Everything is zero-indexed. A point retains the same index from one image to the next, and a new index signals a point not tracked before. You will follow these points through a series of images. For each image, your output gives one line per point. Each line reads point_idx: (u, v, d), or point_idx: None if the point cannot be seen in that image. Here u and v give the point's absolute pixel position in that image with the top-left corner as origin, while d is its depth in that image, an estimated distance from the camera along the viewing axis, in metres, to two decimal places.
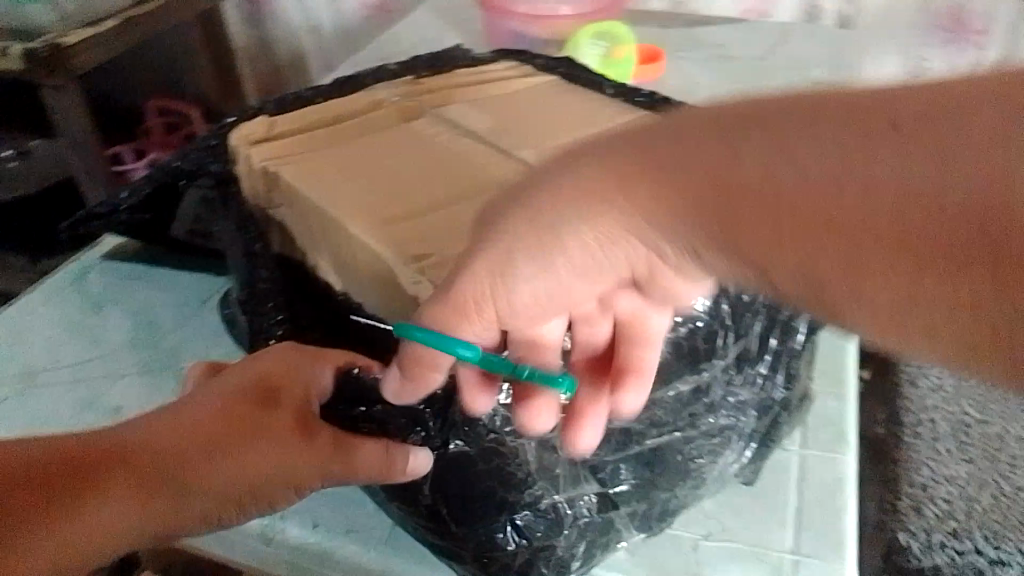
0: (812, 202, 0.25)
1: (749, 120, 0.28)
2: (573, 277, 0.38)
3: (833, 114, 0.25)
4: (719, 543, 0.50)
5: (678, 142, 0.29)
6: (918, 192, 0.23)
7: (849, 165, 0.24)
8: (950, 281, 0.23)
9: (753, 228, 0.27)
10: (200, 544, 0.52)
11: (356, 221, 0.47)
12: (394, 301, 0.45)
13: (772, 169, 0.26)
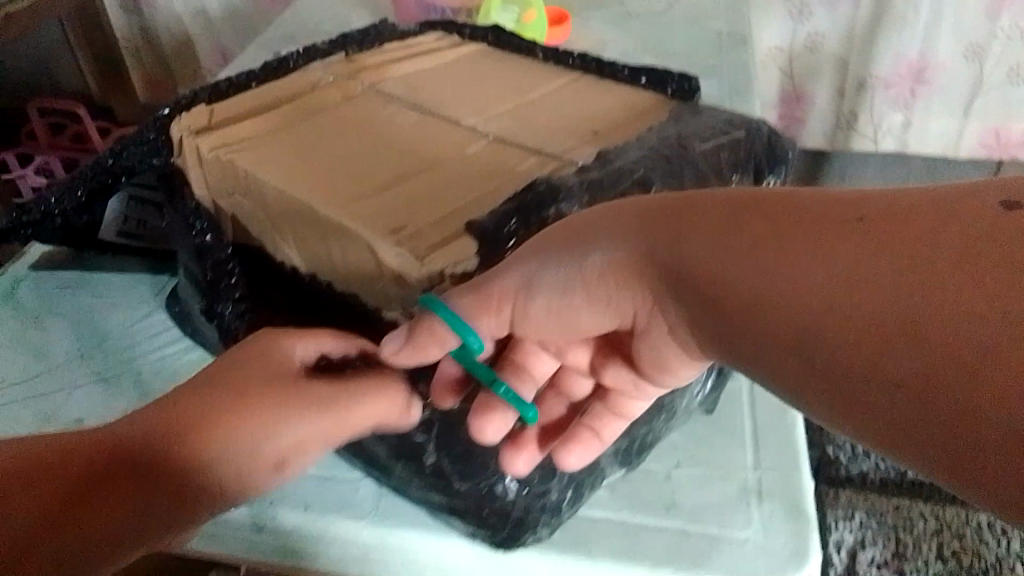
0: (818, 283, 0.32)
1: (735, 211, 0.36)
2: (577, 306, 0.43)
3: (865, 229, 0.32)
4: (689, 469, 0.54)
5: (722, 232, 0.36)
6: (850, 269, 0.31)
7: (859, 262, 0.31)
8: (907, 380, 0.29)
9: (755, 294, 0.35)
10: (194, 542, 0.52)
11: (324, 200, 0.48)
12: (369, 274, 0.47)
13: (796, 258, 0.33)
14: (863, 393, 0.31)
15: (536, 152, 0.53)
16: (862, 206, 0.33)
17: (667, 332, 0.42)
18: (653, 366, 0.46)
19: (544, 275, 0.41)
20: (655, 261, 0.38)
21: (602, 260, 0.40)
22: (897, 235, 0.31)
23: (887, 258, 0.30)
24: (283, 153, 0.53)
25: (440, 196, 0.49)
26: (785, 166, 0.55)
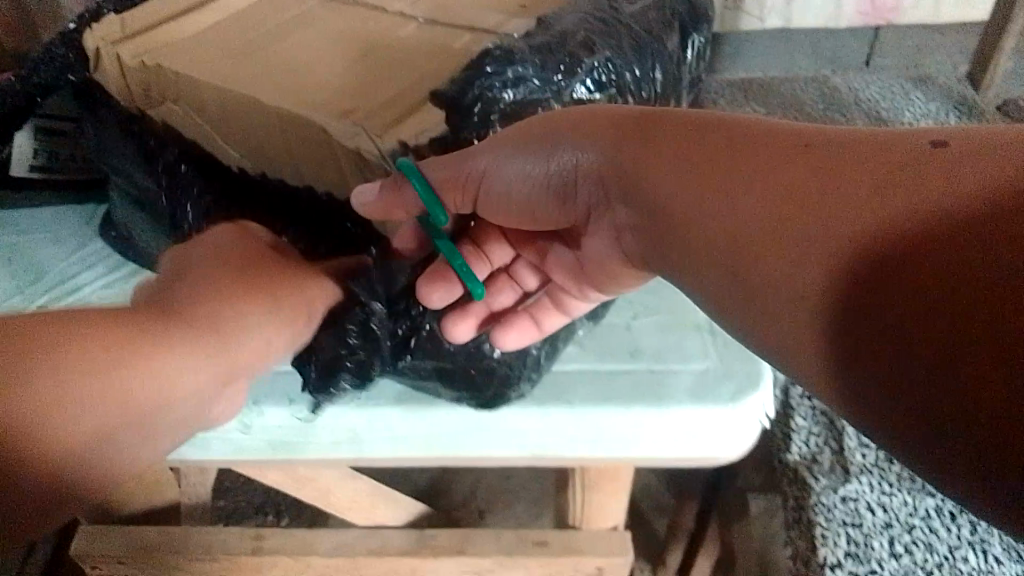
0: (777, 198, 0.34)
1: (688, 132, 0.39)
2: (536, 193, 0.46)
3: (838, 163, 0.33)
4: (647, 318, 0.57)
5: (702, 150, 0.38)
6: (772, 184, 0.35)
7: (822, 185, 0.33)
8: (860, 301, 0.30)
9: (711, 199, 0.37)
10: (176, 454, 0.52)
11: (261, 90, 0.49)
12: (319, 156, 0.48)
13: (760, 174, 0.35)
14: (766, 295, 0.35)
15: (470, 30, 0.54)
16: (809, 133, 0.35)
17: (611, 234, 0.46)
18: (596, 268, 0.50)
19: (509, 159, 0.43)
20: (616, 173, 0.41)
21: (568, 160, 0.43)
22: (827, 157, 0.33)
23: (808, 174, 0.34)
24: (214, 54, 0.53)
25: (384, 77, 0.50)
26: (706, 25, 0.59)
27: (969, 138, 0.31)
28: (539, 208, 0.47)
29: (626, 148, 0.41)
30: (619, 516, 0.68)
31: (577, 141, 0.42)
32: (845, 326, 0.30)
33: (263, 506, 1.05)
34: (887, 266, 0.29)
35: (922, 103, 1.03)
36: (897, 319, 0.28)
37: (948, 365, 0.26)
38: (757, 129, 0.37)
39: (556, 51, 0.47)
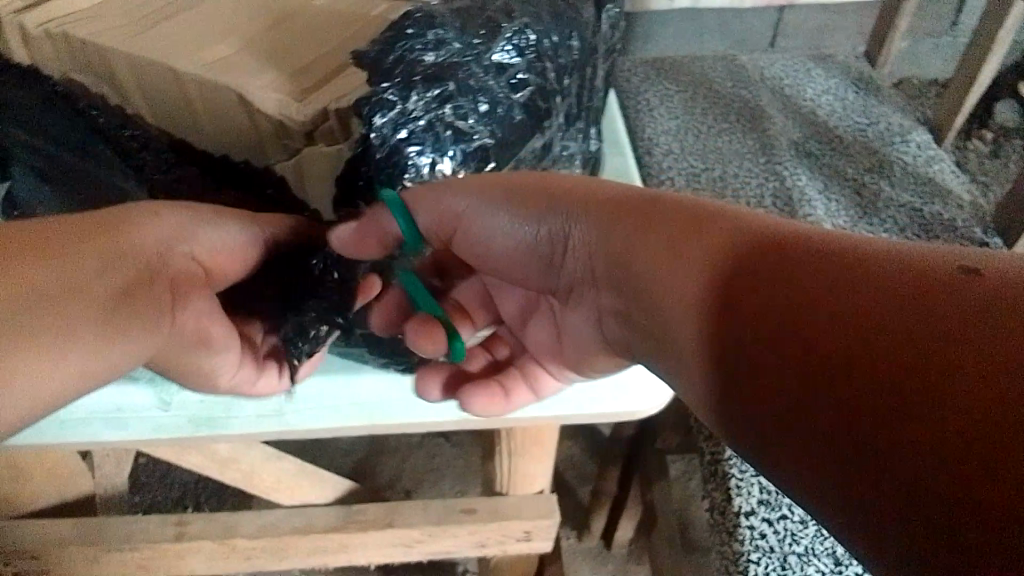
0: (770, 293, 0.32)
1: (677, 218, 0.39)
2: (522, 254, 0.46)
3: (838, 267, 0.30)
4: None
5: (691, 226, 0.38)
6: (752, 265, 0.34)
7: (817, 286, 0.30)
8: (853, 417, 0.26)
9: (706, 287, 0.35)
10: (87, 434, 0.50)
11: (172, 55, 0.48)
12: (234, 120, 0.48)
13: (755, 268, 0.33)
14: (758, 400, 0.32)
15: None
16: (819, 237, 0.33)
17: (594, 313, 0.46)
18: (574, 341, 0.50)
19: (497, 216, 0.45)
20: (603, 247, 0.42)
21: (557, 228, 0.43)
22: (833, 263, 0.30)
23: (788, 268, 0.32)
24: (122, 21, 0.52)
25: (301, 44, 0.50)
26: None
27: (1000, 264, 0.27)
28: (525, 270, 0.48)
29: (614, 226, 0.41)
30: (545, 481, 0.69)
31: (570, 209, 0.43)
32: (837, 444, 0.27)
33: (181, 498, 1.02)
34: (853, 379, 0.27)
35: (823, 79, 1.08)
36: (864, 438, 0.26)
37: (942, 507, 0.23)
38: (764, 228, 0.35)
39: (473, 17, 0.48)
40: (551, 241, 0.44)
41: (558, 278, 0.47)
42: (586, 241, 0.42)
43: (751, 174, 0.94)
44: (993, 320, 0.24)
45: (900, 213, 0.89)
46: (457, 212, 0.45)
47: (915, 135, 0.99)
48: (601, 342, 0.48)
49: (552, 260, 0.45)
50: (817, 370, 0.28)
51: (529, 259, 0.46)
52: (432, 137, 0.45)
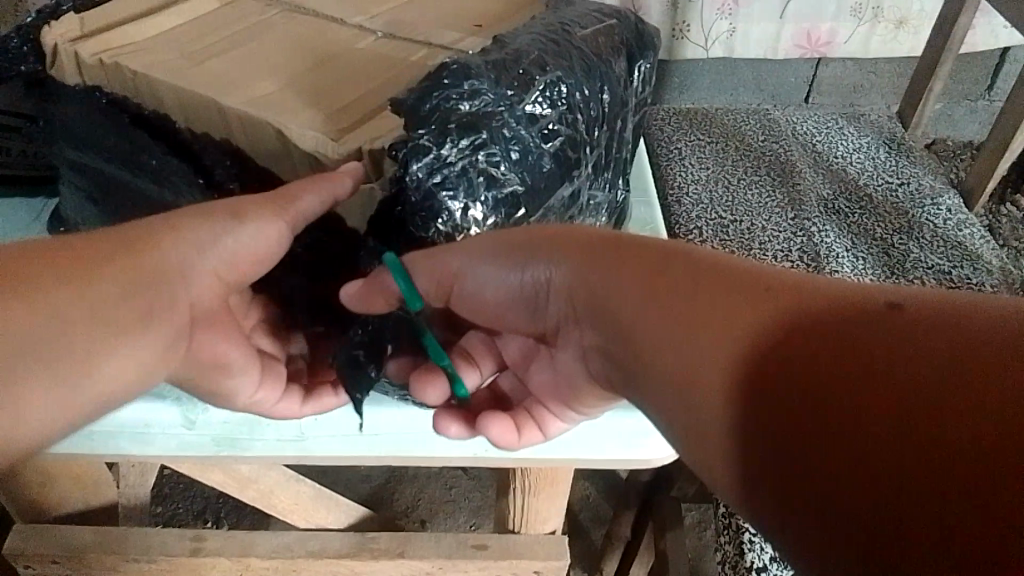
0: (754, 339, 0.34)
1: (659, 265, 0.40)
2: (513, 299, 0.47)
3: (807, 316, 0.33)
4: None
5: (667, 267, 0.39)
6: (730, 309, 0.35)
7: (795, 330, 0.33)
8: (849, 464, 0.28)
9: (681, 330, 0.37)
10: (115, 444, 0.52)
11: (219, 91, 0.51)
12: (273, 155, 0.50)
13: (731, 312, 0.35)
14: (745, 442, 0.33)
15: (423, 45, 0.57)
16: (776, 282, 0.36)
17: (581, 352, 0.47)
18: (567, 377, 0.50)
19: (485, 265, 0.45)
20: (592, 294, 0.42)
21: (544, 275, 0.44)
22: (800, 311, 0.33)
23: (770, 324, 0.34)
24: (175, 56, 0.55)
25: (342, 86, 0.52)
26: (653, 51, 0.62)
27: (920, 307, 0.31)
28: (515, 312, 0.48)
29: (603, 274, 0.42)
30: (557, 521, 0.70)
31: (554, 257, 0.44)
32: (834, 492, 0.28)
33: (202, 512, 1.04)
34: (861, 436, 0.28)
35: (856, 138, 1.09)
36: (885, 503, 0.27)
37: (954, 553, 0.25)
38: (724, 272, 0.37)
39: (508, 68, 0.49)
40: (538, 287, 0.45)
41: (547, 316, 0.47)
42: (569, 286, 0.44)
43: (779, 228, 0.95)
44: (971, 372, 0.27)
45: (927, 275, 0.88)
46: (453, 268, 0.45)
47: (945, 198, 0.99)
48: (587, 377, 0.48)
49: (538, 301, 0.46)
50: (825, 436, 0.29)
51: (519, 303, 0.47)
52: (465, 184, 0.46)
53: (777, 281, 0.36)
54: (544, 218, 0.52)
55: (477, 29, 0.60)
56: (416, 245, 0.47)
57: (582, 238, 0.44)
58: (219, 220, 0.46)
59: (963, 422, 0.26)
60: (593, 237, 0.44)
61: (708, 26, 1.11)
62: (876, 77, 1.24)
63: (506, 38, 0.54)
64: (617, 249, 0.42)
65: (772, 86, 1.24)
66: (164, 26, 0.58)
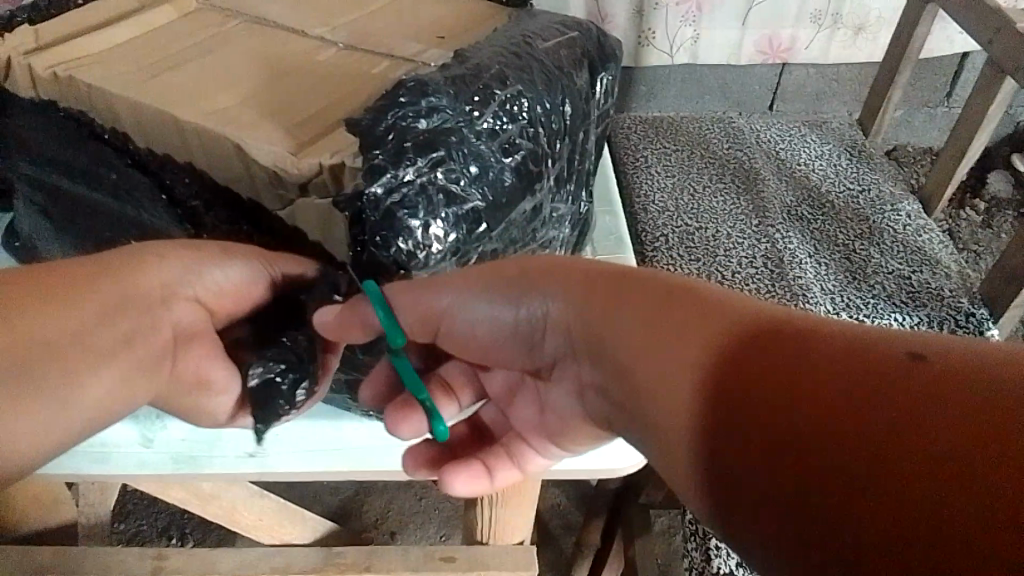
0: (754, 374, 0.31)
1: (652, 294, 0.37)
2: (506, 337, 0.44)
3: (813, 350, 0.30)
4: None
5: (650, 297, 0.37)
6: (719, 343, 0.33)
7: (797, 366, 0.30)
8: (868, 520, 0.26)
9: (671, 365, 0.34)
10: (70, 467, 0.50)
11: (175, 104, 0.50)
12: (231, 171, 0.50)
13: (724, 346, 0.33)
14: (745, 491, 0.30)
15: (383, 57, 0.57)
16: (772, 317, 0.33)
17: (575, 390, 0.44)
18: (558, 416, 0.47)
19: (478, 303, 0.43)
20: (586, 331, 0.39)
21: (536, 309, 0.42)
22: (805, 347, 0.31)
23: (764, 355, 0.31)
24: (131, 69, 0.54)
25: (302, 99, 0.52)
26: (615, 63, 0.62)
27: (932, 345, 0.28)
28: (506, 351, 0.46)
29: (595, 308, 0.39)
30: (526, 531, 0.70)
31: (546, 290, 0.41)
32: (846, 549, 0.26)
33: (167, 528, 1.02)
34: (873, 484, 0.26)
35: (818, 145, 1.10)
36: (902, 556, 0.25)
37: None
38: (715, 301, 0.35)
39: (468, 84, 0.50)
40: (531, 323, 0.42)
41: (540, 356, 0.45)
42: (549, 315, 0.41)
43: (743, 235, 0.96)
44: (988, 413, 0.25)
45: (888, 280, 0.90)
46: (443, 304, 0.44)
47: (904, 204, 1.01)
48: (580, 415, 0.45)
49: (530, 338, 0.44)
50: (834, 484, 0.27)
51: (513, 341, 0.44)
52: (424, 202, 0.46)
53: (771, 314, 0.33)
54: (506, 232, 0.52)
55: (439, 40, 0.60)
56: (377, 268, 0.46)
57: (560, 264, 0.41)
58: (212, 257, 0.48)
59: (969, 456, 0.24)
60: (571, 263, 0.41)
61: (671, 33, 1.12)
62: (838, 85, 1.26)
63: (467, 52, 0.54)
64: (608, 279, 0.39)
65: (736, 94, 1.26)
66: (120, 38, 0.58)
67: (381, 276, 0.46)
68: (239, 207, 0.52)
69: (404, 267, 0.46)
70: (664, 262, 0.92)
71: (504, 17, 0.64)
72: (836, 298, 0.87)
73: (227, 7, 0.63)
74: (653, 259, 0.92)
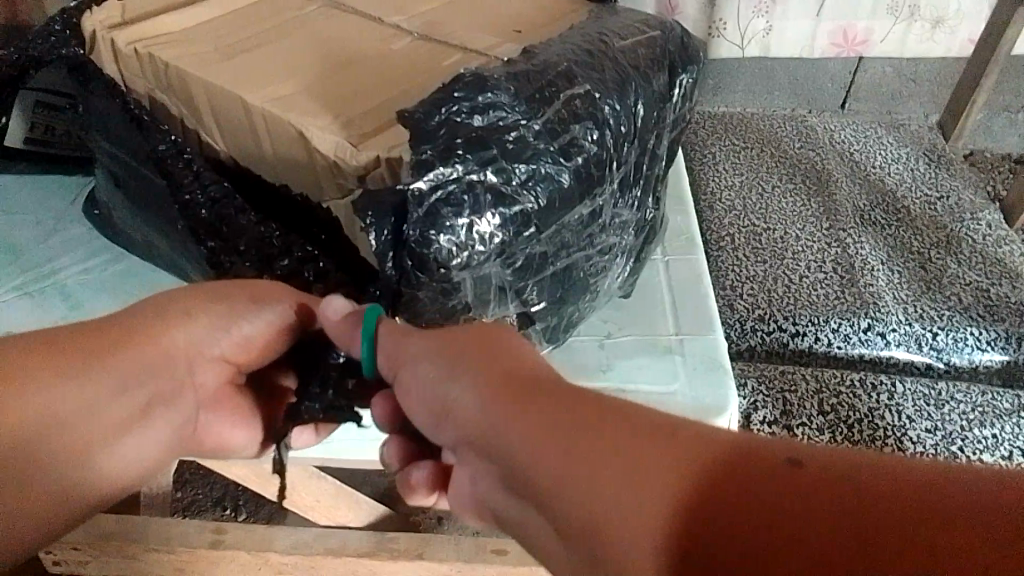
0: (734, 493, 0.29)
1: (576, 398, 0.36)
2: (425, 407, 0.42)
3: (788, 473, 0.29)
4: (618, 339, 0.61)
5: (578, 399, 0.36)
6: (694, 466, 0.31)
7: (785, 490, 0.29)
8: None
9: (613, 442, 0.33)
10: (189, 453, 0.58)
11: (243, 90, 0.50)
12: (292, 159, 0.50)
13: (672, 449, 0.32)
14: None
15: (459, 45, 0.57)
16: (734, 444, 0.32)
17: (473, 478, 0.41)
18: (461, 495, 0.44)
19: (416, 362, 0.42)
20: (496, 428, 0.38)
21: (456, 393, 0.40)
22: (779, 477, 0.29)
23: (733, 491, 0.30)
24: (207, 49, 0.55)
25: (369, 89, 0.52)
26: (695, 65, 0.61)
27: (895, 471, 0.28)
28: (421, 418, 0.43)
29: (512, 409, 0.37)
30: None
31: (475, 372, 0.40)
32: None
33: (222, 498, 1.04)
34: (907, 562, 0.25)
35: (895, 148, 1.06)
36: None
37: None
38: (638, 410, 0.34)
39: (537, 86, 0.49)
40: (450, 397, 0.40)
41: (446, 434, 0.42)
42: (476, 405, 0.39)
43: (812, 238, 0.93)
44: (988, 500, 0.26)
45: (964, 292, 0.87)
46: (398, 348, 0.43)
47: (984, 214, 0.97)
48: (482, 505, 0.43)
49: (444, 416, 0.41)
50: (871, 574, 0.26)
51: (429, 411, 0.42)
52: (471, 200, 0.44)
53: (694, 436, 0.32)
54: (558, 235, 0.51)
55: (517, 33, 0.59)
56: (419, 264, 0.43)
57: (496, 356, 0.40)
58: (235, 304, 0.48)
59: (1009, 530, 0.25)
60: (505, 361, 0.40)
61: (743, 24, 1.10)
62: (916, 85, 1.22)
63: (539, 48, 0.53)
64: (529, 381, 0.38)
65: (809, 91, 1.22)
66: (201, 18, 0.59)
67: (421, 274, 0.44)
68: (301, 199, 0.51)
69: (445, 266, 0.44)
70: (728, 263, 0.90)
71: (583, 11, 0.63)
72: (909, 308, 0.84)
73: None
74: (717, 258, 0.91)
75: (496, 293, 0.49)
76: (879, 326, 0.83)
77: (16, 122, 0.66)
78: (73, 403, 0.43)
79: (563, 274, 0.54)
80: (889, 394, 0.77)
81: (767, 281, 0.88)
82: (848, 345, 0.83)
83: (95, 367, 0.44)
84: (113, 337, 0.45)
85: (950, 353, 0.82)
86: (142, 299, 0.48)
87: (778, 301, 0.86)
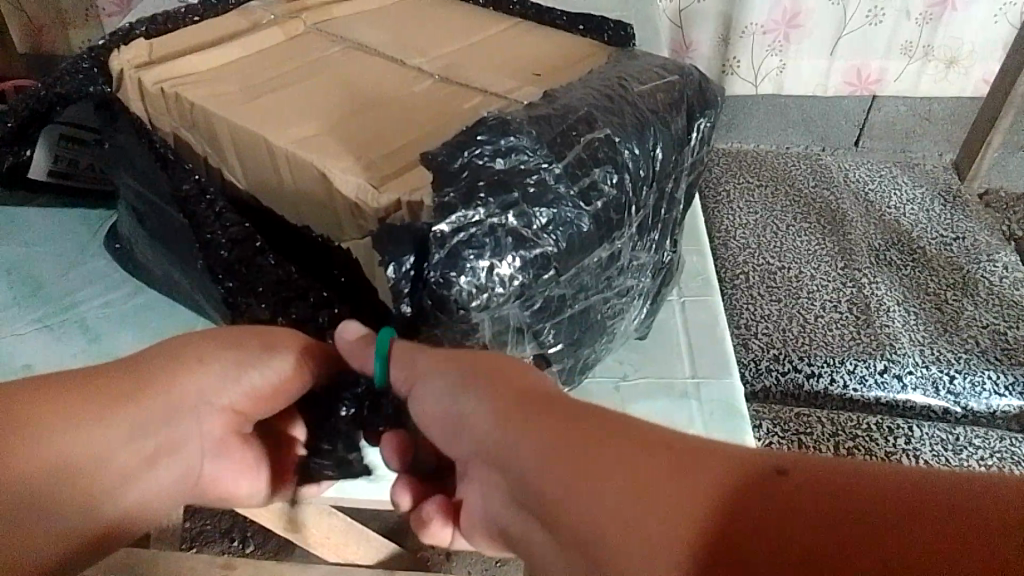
0: (770, 506, 0.30)
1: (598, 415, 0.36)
2: (443, 423, 0.43)
3: (816, 486, 0.30)
4: (634, 380, 0.61)
5: (599, 419, 0.36)
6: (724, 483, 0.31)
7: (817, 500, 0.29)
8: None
9: (638, 458, 0.33)
10: None
11: (266, 129, 0.51)
12: (312, 197, 0.50)
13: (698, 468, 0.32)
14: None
15: (479, 87, 0.57)
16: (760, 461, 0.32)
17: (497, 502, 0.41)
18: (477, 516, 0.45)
19: (433, 380, 0.42)
20: (514, 443, 0.38)
21: (472, 410, 0.40)
22: (807, 491, 0.30)
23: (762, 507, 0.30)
24: (231, 89, 0.56)
25: (390, 131, 0.52)
26: (713, 110, 0.61)
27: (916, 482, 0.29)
28: (439, 434, 0.44)
29: (532, 425, 0.37)
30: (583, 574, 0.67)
31: (493, 389, 0.40)
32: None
33: (229, 529, 1.04)
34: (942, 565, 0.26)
35: (909, 188, 1.06)
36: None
37: None
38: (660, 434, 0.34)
39: (558, 129, 0.49)
40: (468, 415, 0.41)
41: (460, 448, 0.42)
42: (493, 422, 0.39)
43: (827, 278, 0.93)
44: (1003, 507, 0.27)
45: (981, 335, 0.86)
46: (417, 363, 0.43)
47: (1001, 256, 0.96)
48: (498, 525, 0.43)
49: (460, 430, 0.42)
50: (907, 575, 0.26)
51: (446, 426, 0.42)
52: (492, 243, 0.44)
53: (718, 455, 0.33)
54: (576, 279, 0.51)
55: (536, 76, 0.59)
56: (437, 305, 0.43)
57: (510, 377, 0.40)
58: (253, 347, 0.48)
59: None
60: (520, 384, 0.40)
61: (757, 62, 1.11)
62: (929, 124, 1.19)
63: (560, 91, 0.54)
64: (548, 400, 0.38)
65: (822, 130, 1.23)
66: (226, 58, 0.59)
67: (440, 314, 0.44)
68: (322, 239, 0.52)
69: (465, 306, 0.43)
70: (742, 302, 0.90)
71: (602, 55, 0.64)
72: (925, 350, 0.84)
73: (332, 32, 0.64)
74: (731, 296, 0.91)
75: (513, 335, 0.48)
76: (895, 368, 0.82)
77: (41, 152, 0.67)
78: (88, 444, 0.43)
79: (580, 316, 0.54)
80: (907, 438, 0.76)
81: (781, 320, 0.88)
82: (863, 388, 0.82)
83: (111, 408, 0.44)
84: (131, 379, 0.45)
85: (967, 397, 0.81)
86: (161, 341, 0.48)
87: (793, 341, 0.85)
